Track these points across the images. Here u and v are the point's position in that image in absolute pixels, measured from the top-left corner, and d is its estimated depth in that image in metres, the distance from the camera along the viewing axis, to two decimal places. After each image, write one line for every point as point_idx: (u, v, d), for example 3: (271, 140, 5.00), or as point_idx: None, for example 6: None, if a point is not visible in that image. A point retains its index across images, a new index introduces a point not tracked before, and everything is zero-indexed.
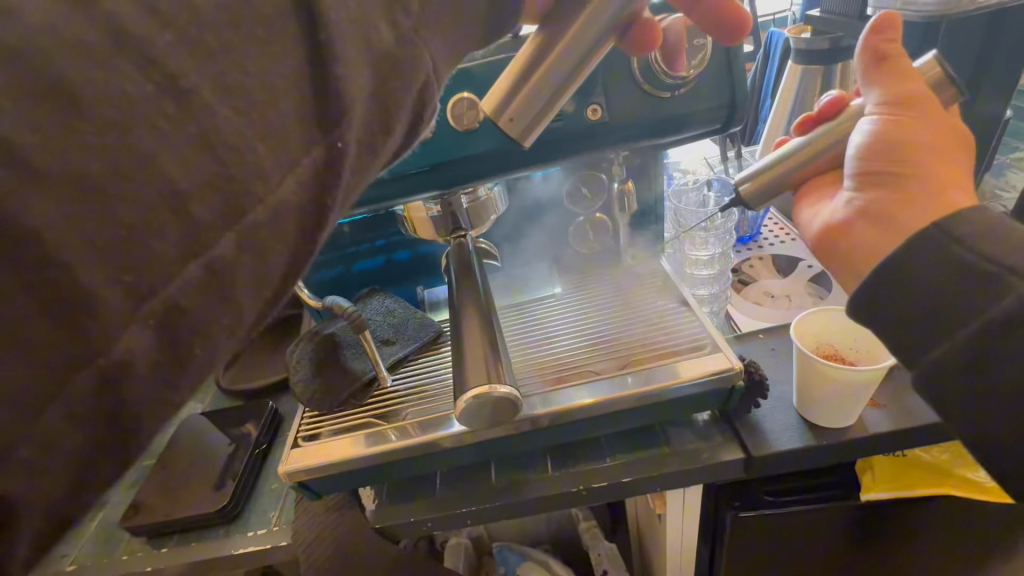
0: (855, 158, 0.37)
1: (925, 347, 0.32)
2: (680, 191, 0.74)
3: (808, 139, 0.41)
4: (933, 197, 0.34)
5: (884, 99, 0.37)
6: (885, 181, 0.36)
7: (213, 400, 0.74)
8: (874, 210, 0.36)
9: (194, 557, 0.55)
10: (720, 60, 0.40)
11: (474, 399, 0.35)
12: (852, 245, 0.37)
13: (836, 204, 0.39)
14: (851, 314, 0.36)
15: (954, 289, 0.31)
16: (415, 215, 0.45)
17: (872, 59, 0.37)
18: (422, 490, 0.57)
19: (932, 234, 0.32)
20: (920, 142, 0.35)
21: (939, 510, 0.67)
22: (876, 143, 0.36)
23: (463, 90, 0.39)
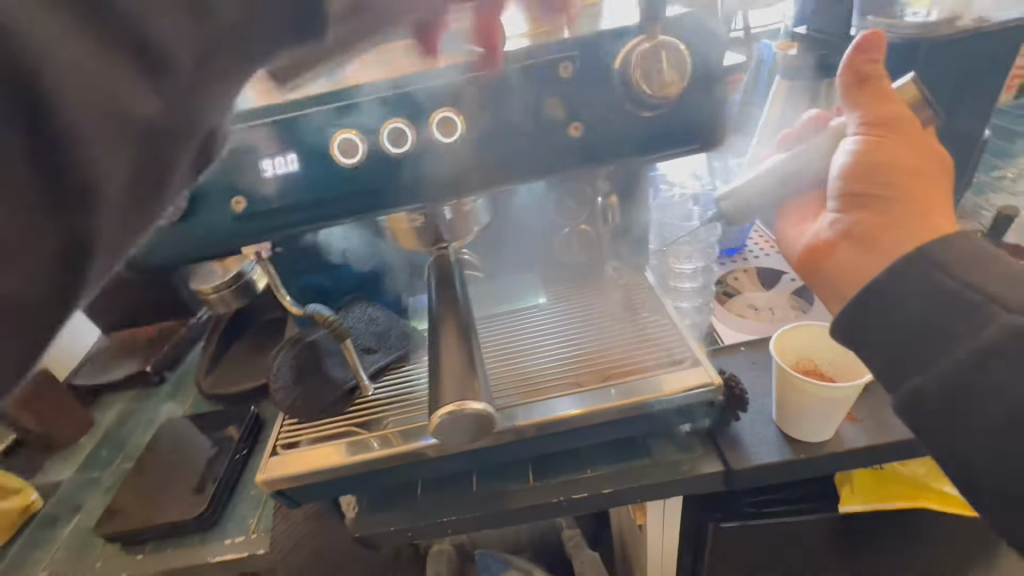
0: (838, 180, 0.38)
1: (909, 372, 0.34)
2: (665, 203, 0.72)
3: (787, 157, 0.43)
4: (910, 225, 0.35)
5: (866, 120, 0.37)
6: (867, 205, 0.36)
7: (195, 403, 0.76)
8: (859, 232, 0.37)
9: (168, 565, 0.57)
10: (705, 86, 0.39)
11: (448, 417, 0.31)
12: (837, 265, 0.38)
13: (822, 224, 0.39)
14: (839, 333, 0.37)
15: (937, 322, 0.33)
16: (397, 225, 0.44)
17: (854, 79, 0.37)
18: (403, 498, 0.56)
19: (916, 262, 0.34)
20: (899, 168, 0.35)
21: (913, 523, 0.67)
22: (859, 166, 0.36)
23: (443, 104, 0.38)
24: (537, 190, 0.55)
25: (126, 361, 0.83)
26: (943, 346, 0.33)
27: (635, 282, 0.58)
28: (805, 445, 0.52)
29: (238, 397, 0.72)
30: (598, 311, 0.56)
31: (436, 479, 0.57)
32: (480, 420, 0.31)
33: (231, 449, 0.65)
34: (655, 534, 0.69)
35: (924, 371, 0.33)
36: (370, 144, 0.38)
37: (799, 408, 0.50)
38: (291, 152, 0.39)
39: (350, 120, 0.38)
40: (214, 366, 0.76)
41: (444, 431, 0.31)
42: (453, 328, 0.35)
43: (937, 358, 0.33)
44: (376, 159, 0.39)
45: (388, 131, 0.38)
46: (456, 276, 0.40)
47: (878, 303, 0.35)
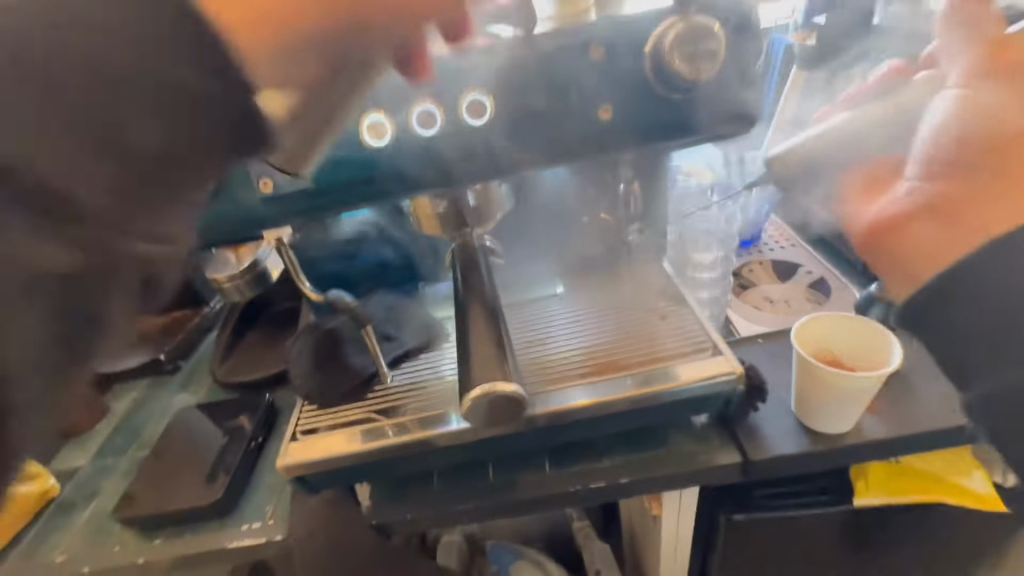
0: (925, 144, 0.37)
1: (978, 372, 0.36)
2: (684, 192, 0.70)
3: (853, 121, 0.43)
4: (1003, 199, 0.34)
5: (969, 77, 0.36)
6: (952, 174, 0.36)
7: (209, 391, 0.76)
8: (941, 202, 0.36)
9: (185, 550, 0.58)
10: (734, 71, 0.38)
11: (478, 400, 0.31)
12: (914, 234, 0.37)
13: (899, 192, 0.39)
14: (907, 318, 0.38)
15: (1010, 319, 0.34)
16: (420, 211, 0.44)
17: (965, 27, 0.35)
18: (419, 486, 0.56)
19: (1011, 241, 0.33)
20: (994, 137, 0.34)
21: (929, 517, 0.67)
22: (955, 127, 0.35)
23: (473, 85, 0.38)
24: (561, 178, 0.54)
25: (140, 349, 0.83)
26: (1022, 350, 0.34)
27: (653, 272, 0.58)
28: (825, 437, 0.52)
29: (253, 385, 0.73)
30: (616, 302, 0.56)
31: (453, 468, 0.57)
32: (510, 404, 0.31)
33: (247, 436, 0.65)
34: (669, 527, 0.69)
35: (990, 376, 0.36)
36: (399, 124, 0.39)
37: (819, 398, 0.49)
38: None
39: (378, 102, 0.38)
40: (228, 354, 0.77)
41: (474, 414, 0.31)
42: (481, 312, 0.35)
43: (1013, 360, 0.35)
44: (404, 140, 0.39)
45: (416, 113, 0.38)
46: (481, 261, 0.40)
47: (948, 299, 0.35)
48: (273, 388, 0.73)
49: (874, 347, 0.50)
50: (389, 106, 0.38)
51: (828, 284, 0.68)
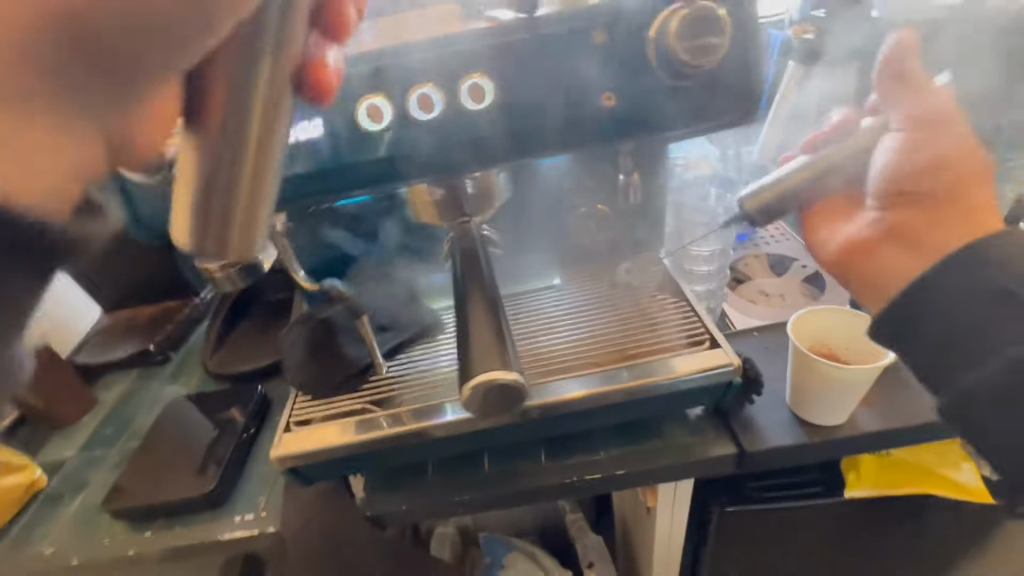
0: (880, 182, 0.44)
1: (960, 373, 0.39)
2: (684, 186, 0.71)
3: (813, 158, 0.46)
4: (952, 222, 0.42)
5: (908, 118, 0.42)
6: (906, 206, 0.44)
7: (200, 383, 0.75)
8: (902, 230, 0.44)
9: (175, 542, 0.57)
10: (739, 59, 0.38)
11: (480, 390, 0.30)
12: (882, 259, 0.45)
13: (865, 222, 0.47)
14: (882, 328, 0.44)
15: (973, 327, 0.39)
16: (417, 198, 0.43)
17: (893, 78, 0.42)
18: (415, 478, 0.56)
19: (965, 256, 0.40)
20: (938, 170, 0.42)
21: (918, 508, 0.68)
22: (903, 166, 0.43)
23: (473, 69, 0.37)
24: (561, 166, 0.53)
25: (129, 340, 0.82)
26: (987, 349, 0.38)
27: (650, 264, 0.58)
28: (819, 429, 0.52)
29: (245, 376, 0.72)
30: (613, 294, 0.55)
31: (448, 460, 0.57)
32: (510, 394, 0.31)
33: (238, 428, 0.64)
34: (663, 518, 0.69)
35: (971, 370, 0.39)
36: (397, 108, 0.38)
37: (815, 390, 0.50)
38: (318, 118, 0.38)
39: (377, 86, 0.37)
40: (220, 345, 0.76)
41: (473, 404, 0.31)
42: (480, 300, 0.34)
43: (984, 361, 0.38)
44: (403, 125, 0.38)
45: (415, 97, 0.37)
46: (480, 250, 0.39)
47: (921, 311, 0.41)
48: (265, 379, 0.72)
49: (868, 339, 0.51)
50: (388, 89, 0.37)
51: (823, 278, 0.68)
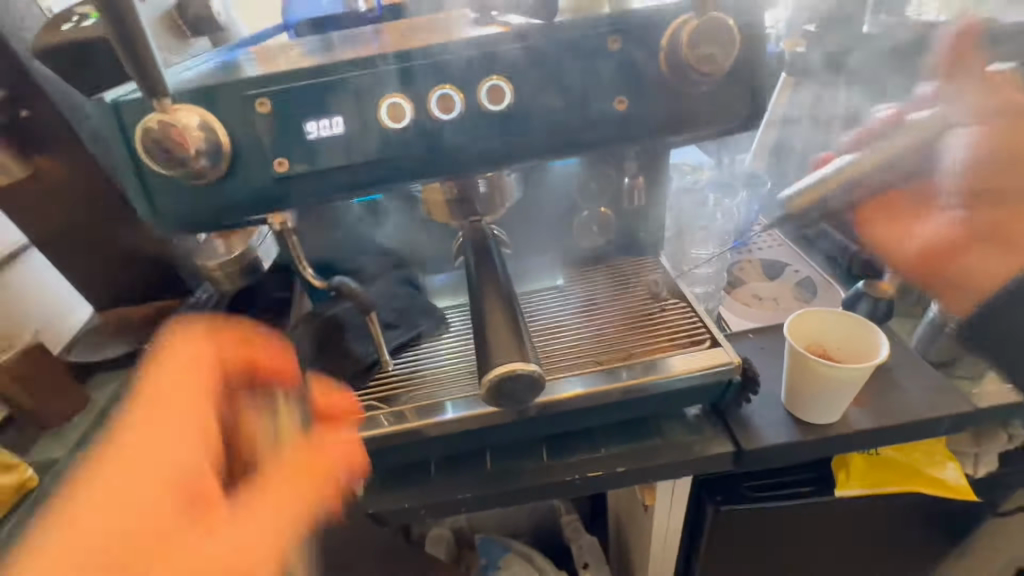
0: (959, 186, 0.52)
1: None
2: (682, 189, 0.76)
3: (859, 159, 0.53)
4: None
5: (984, 117, 0.50)
6: (990, 203, 0.51)
7: None
8: (991, 225, 0.51)
9: None
10: (747, 71, 0.40)
11: (497, 380, 0.31)
12: (970, 255, 0.52)
13: (946, 219, 0.54)
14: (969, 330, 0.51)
15: None
16: (431, 197, 0.43)
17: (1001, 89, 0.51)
18: (417, 474, 0.56)
19: None
20: (1010, 164, 0.49)
21: (903, 505, 0.70)
22: (985, 166, 0.50)
23: (493, 73, 0.38)
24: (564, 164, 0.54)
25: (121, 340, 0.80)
26: None
27: (651, 267, 0.59)
28: (814, 427, 0.54)
29: None
30: (612, 294, 0.57)
31: (450, 457, 0.57)
32: (527, 386, 0.32)
33: None
34: (660, 517, 0.70)
35: None
36: (417, 108, 0.38)
37: (811, 388, 0.51)
38: (338, 115, 0.38)
39: (401, 85, 0.38)
40: None
41: (490, 396, 0.32)
42: (495, 297, 0.35)
43: None
44: (424, 124, 0.39)
45: (436, 97, 0.38)
46: (493, 249, 0.40)
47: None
48: None
49: (861, 339, 0.53)
50: (410, 88, 0.38)
51: (814, 282, 0.70)
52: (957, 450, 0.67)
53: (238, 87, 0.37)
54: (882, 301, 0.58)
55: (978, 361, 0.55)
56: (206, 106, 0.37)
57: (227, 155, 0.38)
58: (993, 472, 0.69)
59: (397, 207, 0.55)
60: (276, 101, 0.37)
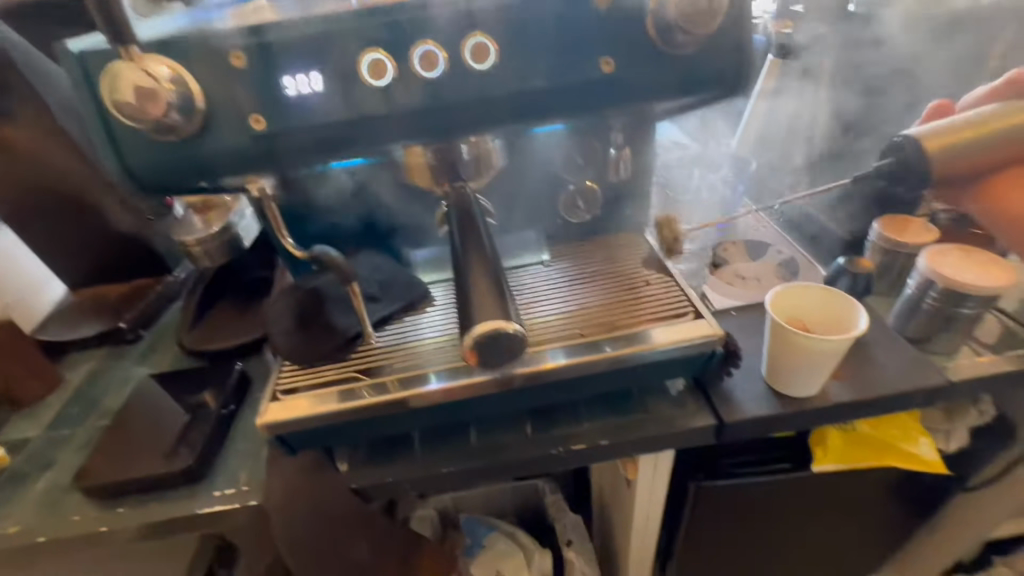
0: None
1: None
2: (670, 166, 0.77)
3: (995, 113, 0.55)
4: None
5: None
6: None
7: (178, 360, 0.73)
8: None
9: (150, 517, 0.55)
10: (737, 32, 0.39)
11: (479, 340, 0.31)
12: None
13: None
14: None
15: None
16: (413, 161, 0.43)
17: None
18: (401, 449, 0.57)
19: None
20: None
21: (877, 479, 0.72)
22: None
23: (477, 29, 0.37)
24: (551, 131, 0.53)
25: (96, 319, 0.78)
26: None
27: (636, 243, 0.60)
28: (792, 400, 0.55)
29: (224, 353, 0.70)
30: (598, 270, 0.57)
31: (434, 432, 0.57)
32: (508, 345, 0.32)
33: (217, 404, 0.62)
34: (642, 495, 0.71)
35: None
36: (399, 65, 0.37)
37: (791, 361, 0.52)
38: (317, 71, 0.37)
39: (383, 41, 0.37)
40: (197, 322, 0.73)
41: (471, 354, 0.32)
42: (478, 261, 0.35)
43: None
44: (405, 83, 0.38)
45: (417, 55, 0.37)
46: (477, 216, 0.39)
47: None
48: (244, 357, 0.71)
49: (839, 314, 0.54)
50: (392, 44, 0.37)
51: (797, 262, 0.70)
52: (929, 426, 0.69)
53: (211, 39, 0.36)
54: (860, 277, 0.59)
55: (954, 336, 0.56)
56: (177, 58, 0.36)
57: (201, 111, 0.37)
58: (963, 449, 0.70)
59: (380, 177, 0.53)
60: (250, 54, 0.36)
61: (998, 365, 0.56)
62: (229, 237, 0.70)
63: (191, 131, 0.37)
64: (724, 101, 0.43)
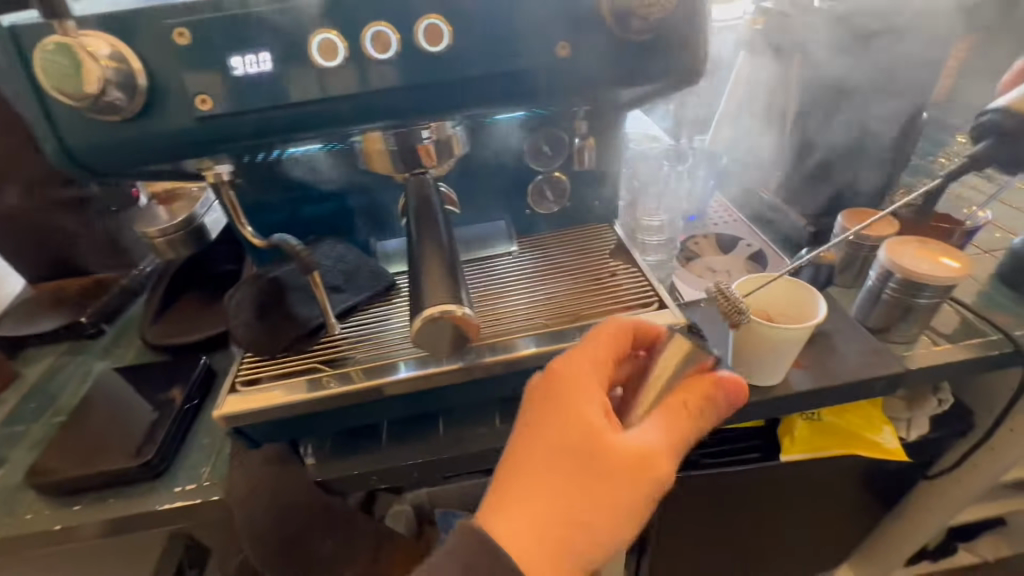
0: None
1: None
2: (638, 158, 0.78)
3: None
4: None
5: None
6: None
7: (142, 355, 0.71)
8: None
9: (108, 514, 0.54)
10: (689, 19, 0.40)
11: (431, 322, 0.31)
12: None
13: None
14: None
15: None
16: (372, 147, 0.44)
17: None
18: (367, 442, 0.56)
19: None
20: None
21: (842, 468, 0.74)
22: None
23: (429, 11, 0.38)
24: (513, 118, 0.53)
25: (54, 314, 0.76)
26: None
27: (603, 233, 0.60)
28: (756, 389, 0.55)
29: (189, 347, 0.68)
30: (565, 261, 0.57)
31: (402, 424, 0.57)
32: (459, 328, 0.32)
33: (179, 399, 0.61)
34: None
35: None
36: (352, 47, 0.38)
37: (755, 351, 0.53)
38: (266, 51, 0.37)
39: (334, 22, 0.37)
40: (161, 316, 0.72)
41: (421, 337, 0.32)
42: (432, 245, 0.35)
43: None
44: (357, 65, 0.38)
45: (371, 36, 0.37)
46: (435, 201, 0.39)
47: None
48: (208, 351, 0.69)
49: (801, 304, 0.55)
50: (344, 27, 0.37)
51: (766, 255, 0.71)
52: (892, 415, 0.71)
53: (154, 15, 0.36)
54: (823, 270, 0.61)
55: (913, 326, 0.57)
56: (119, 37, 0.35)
57: (143, 90, 0.37)
58: (923, 437, 0.72)
59: (343, 164, 0.53)
60: (195, 31, 0.36)
61: (954, 354, 0.57)
62: (193, 227, 0.67)
63: (132, 111, 0.37)
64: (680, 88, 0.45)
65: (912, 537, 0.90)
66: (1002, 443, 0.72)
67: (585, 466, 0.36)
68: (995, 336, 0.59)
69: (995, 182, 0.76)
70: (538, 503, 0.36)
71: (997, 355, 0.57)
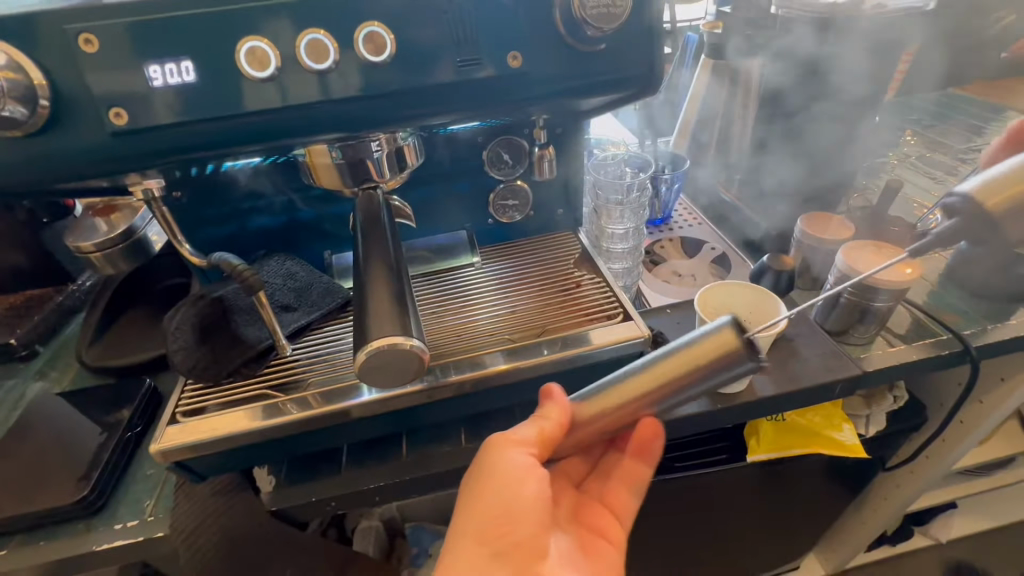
0: None
1: None
2: (600, 164, 0.76)
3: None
4: None
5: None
6: None
7: (78, 377, 0.66)
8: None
9: (40, 559, 0.49)
10: (640, 32, 0.42)
11: (378, 354, 0.29)
12: None
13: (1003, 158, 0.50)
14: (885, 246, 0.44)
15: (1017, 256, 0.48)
16: (317, 160, 0.42)
17: None
18: (326, 466, 0.53)
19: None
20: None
21: (806, 465, 0.75)
22: None
23: (371, 20, 0.37)
24: (469, 127, 0.51)
25: None
26: None
27: (568, 242, 0.59)
28: (722, 396, 0.55)
29: (129, 369, 0.63)
30: (533, 272, 0.55)
31: (364, 444, 0.55)
32: (411, 359, 0.30)
33: (120, 425, 0.57)
34: None
35: None
36: (285, 56, 0.36)
37: None
38: (188, 59, 0.35)
39: (264, 30, 0.36)
40: (99, 337, 0.66)
41: (366, 369, 0.30)
42: (380, 265, 0.33)
43: None
44: (292, 74, 0.37)
45: (305, 43, 0.36)
46: (385, 217, 0.37)
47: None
48: (153, 373, 0.64)
49: (764, 312, 0.55)
50: (274, 34, 0.36)
51: (729, 258, 0.72)
52: (852, 412, 0.72)
53: (54, 18, 0.33)
54: (784, 275, 0.61)
55: (869, 328, 0.59)
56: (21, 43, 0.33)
57: (46, 101, 0.35)
58: (882, 432, 0.74)
59: (287, 174, 0.50)
60: (103, 37, 0.34)
61: (907, 354, 0.59)
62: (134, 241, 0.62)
63: (36, 125, 0.35)
64: (630, 99, 0.46)
65: (873, 527, 0.93)
66: (953, 434, 0.75)
67: (506, 502, 0.42)
68: (945, 336, 0.60)
69: (945, 182, 0.77)
70: (481, 546, 0.41)
71: (947, 354, 0.59)
